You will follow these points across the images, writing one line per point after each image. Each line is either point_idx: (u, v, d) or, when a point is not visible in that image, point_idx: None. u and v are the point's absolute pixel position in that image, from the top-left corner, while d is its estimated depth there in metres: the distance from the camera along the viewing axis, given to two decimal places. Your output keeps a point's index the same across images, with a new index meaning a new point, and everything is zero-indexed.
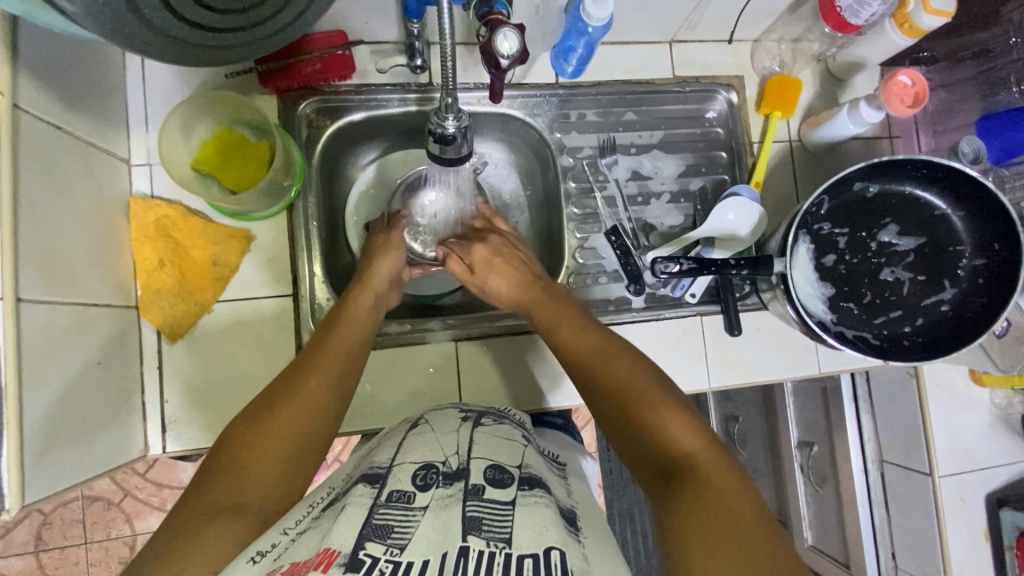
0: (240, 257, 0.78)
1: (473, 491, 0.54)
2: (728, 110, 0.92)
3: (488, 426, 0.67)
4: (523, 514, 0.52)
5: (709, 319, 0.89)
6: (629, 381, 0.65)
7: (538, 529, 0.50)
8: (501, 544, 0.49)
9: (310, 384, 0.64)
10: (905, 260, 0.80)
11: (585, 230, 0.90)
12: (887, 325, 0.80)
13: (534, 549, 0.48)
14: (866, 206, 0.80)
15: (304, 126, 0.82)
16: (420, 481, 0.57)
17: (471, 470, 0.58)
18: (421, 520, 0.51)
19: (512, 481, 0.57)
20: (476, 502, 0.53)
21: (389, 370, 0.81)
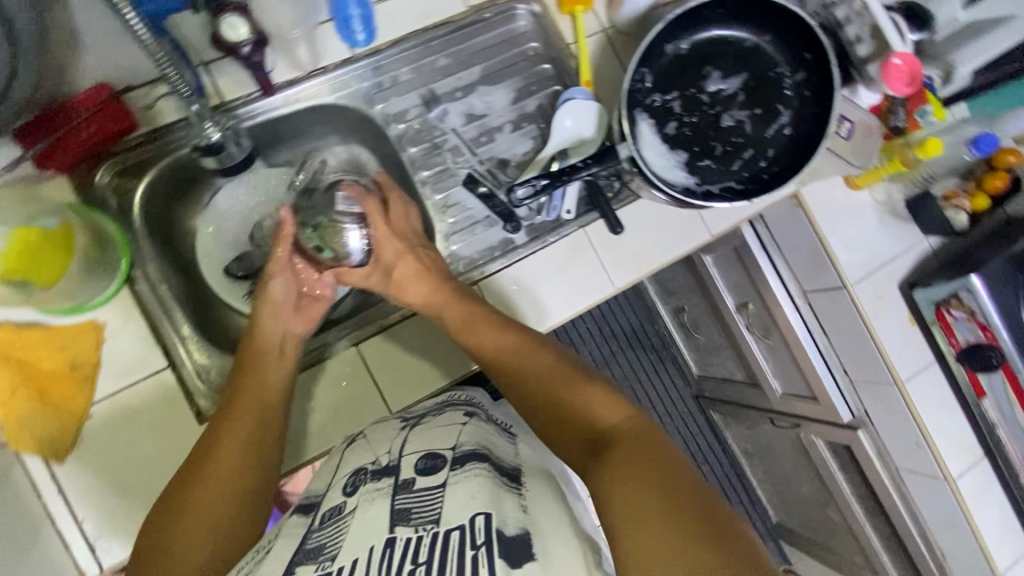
0: (97, 350, 0.73)
1: (403, 486, 0.50)
2: (535, 22, 0.91)
3: (426, 422, 0.63)
4: (455, 488, 0.48)
5: (592, 227, 0.89)
6: (549, 372, 0.62)
7: (468, 497, 0.46)
8: (431, 525, 0.44)
9: (226, 437, 0.63)
10: (738, 99, 0.81)
11: (443, 188, 0.87)
12: (746, 167, 0.82)
13: (461, 520, 0.43)
14: (685, 64, 0.81)
15: (110, 195, 0.76)
16: (350, 487, 0.54)
17: (400, 466, 0.54)
18: (353, 523, 0.47)
19: (445, 462, 0.53)
20: (403, 494, 0.49)
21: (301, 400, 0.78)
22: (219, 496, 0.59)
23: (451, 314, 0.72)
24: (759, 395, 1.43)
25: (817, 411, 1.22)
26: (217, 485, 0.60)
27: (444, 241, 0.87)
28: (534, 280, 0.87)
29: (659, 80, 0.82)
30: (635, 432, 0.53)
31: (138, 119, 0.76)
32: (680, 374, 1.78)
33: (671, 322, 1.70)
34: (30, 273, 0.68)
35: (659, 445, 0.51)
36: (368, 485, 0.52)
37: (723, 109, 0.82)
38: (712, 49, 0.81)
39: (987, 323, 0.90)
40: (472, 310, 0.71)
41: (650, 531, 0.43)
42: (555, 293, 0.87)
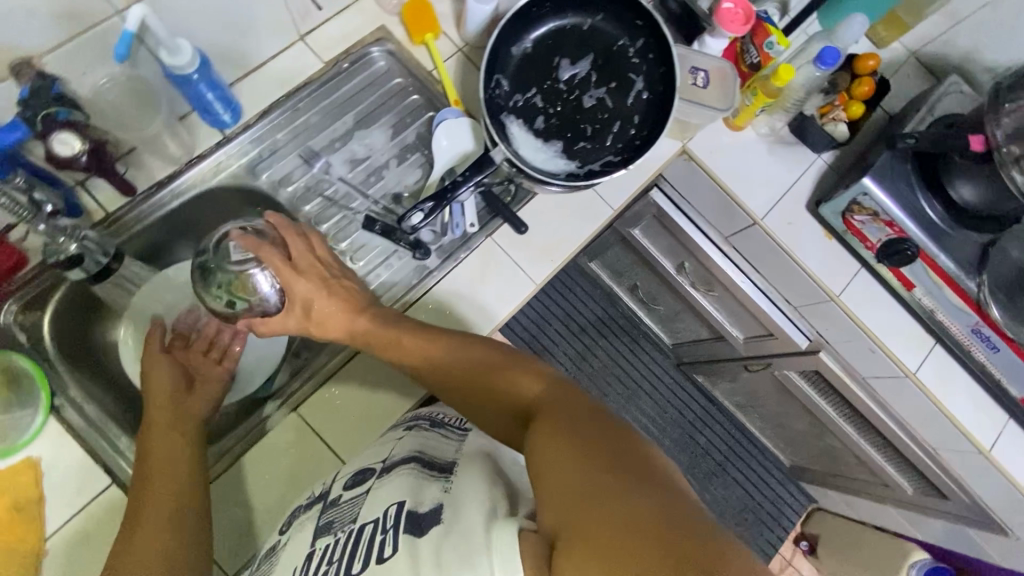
0: (37, 486, 0.72)
1: (331, 502, 0.66)
2: (394, 60, 0.95)
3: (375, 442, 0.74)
4: (371, 492, 0.62)
5: (497, 234, 0.91)
6: (477, 364, 0.69)
7: (381, 496, 0.61)
8: (349, 525, 0.60)
9: (146, 516, 0.65)
10: (593, 79, 0.85)
11: (344, 234, 0.88)
12: (619, 139, 0.85)
13: (374, 515, 0.59)
14: (535, 60, 0.85)
15: (19, 332, 0.77)
16: (287, 522, 0.70)
17: (331, 487, 0.69)
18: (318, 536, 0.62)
19: (369, 473, 0.67)
20: (328, 511, 0.65)
21: (254, 477, 0.78)
22: (159, 528, 0.64)
23: (376, 336, 0.74)
24: (727, 347, 1.45)
25: (777, 346, 1.24)
26: (148, 560, 0.62)
27: None
28: (455, 298, 0.88)
29: (517, 81, 0.85)
30: (558, 400, 0.59)
31: (28, 252, 0.77)
32: (655, 347, 1.81)
33: (630, 300, 1.73)
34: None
35: (579, 406, 0.56)
36: (303, 513, 0.68)
37: (582, 91, 0.85)
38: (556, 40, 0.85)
39: (892, 219, 0.94)
40: (394, 327, 0.74)
41: (579, 469, 0.47)
42: (478, 304, 0.88)
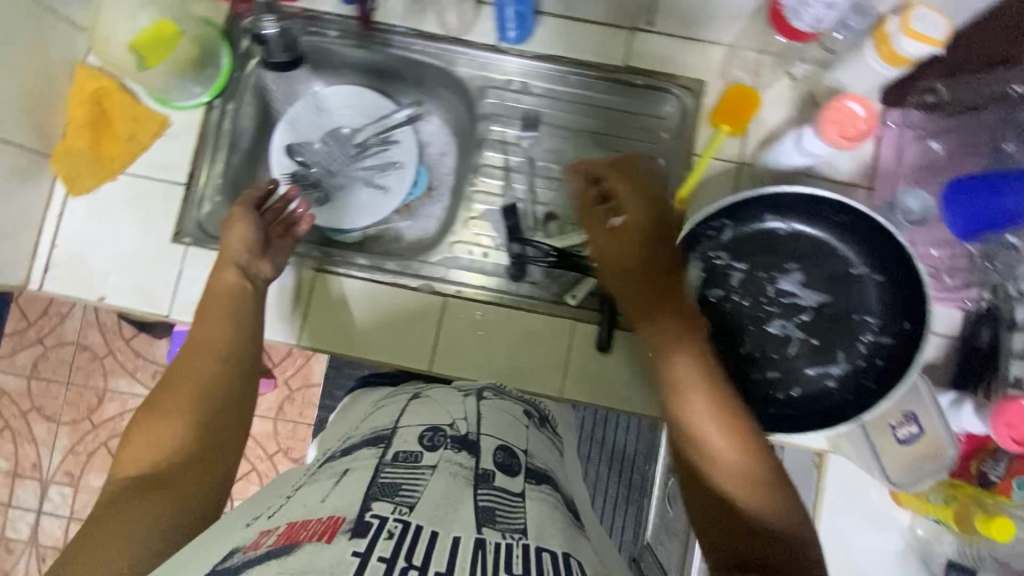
0: (152, 137, 0.84)
1: (483, 477, 0.51)
2: (680, 116, 0.85)
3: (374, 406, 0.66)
4: (532, 508, 0.50)
5: (582, 327, 0.82)
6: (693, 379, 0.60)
7: (547, 523, 0.48)
8: (517, 535, 0.45)
9: (202, 356, 0.67)
10: (801, 317, 0.68)
11: (486, 200, 0.86)
12: (759, 386, 0.68)
13: (551, 545, 0.45)
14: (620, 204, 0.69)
15: (245, 39, 0.87)
16: (500, 459, 0.54)
17: (482, 449, 0.54)
18: (334, 488, 0.48)
19: (521, 470, 0.54)
20: (389, 468, 0.51)
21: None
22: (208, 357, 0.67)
23: (699, 377, 0.60)
24: None
25: None
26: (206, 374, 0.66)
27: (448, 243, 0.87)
28: (491, 332, 0.83)
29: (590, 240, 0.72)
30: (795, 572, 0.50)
31: None
32: None
33: None
34: (155, 58, 0.80)
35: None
36: (448, 450, 0.53)
37: (675, 267, 0.67)
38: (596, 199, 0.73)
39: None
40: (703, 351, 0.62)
41: None
42: (499, 356, 0.82)
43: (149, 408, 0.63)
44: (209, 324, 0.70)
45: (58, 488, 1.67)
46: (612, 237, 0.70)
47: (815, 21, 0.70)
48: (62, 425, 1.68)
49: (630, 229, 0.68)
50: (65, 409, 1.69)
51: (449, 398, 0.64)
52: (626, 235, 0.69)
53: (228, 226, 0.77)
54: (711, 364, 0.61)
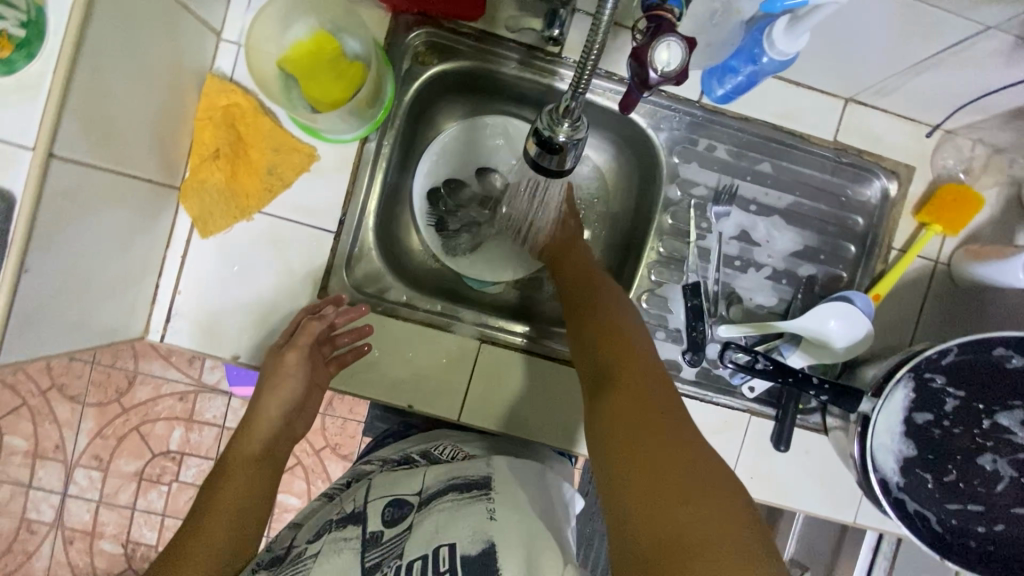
0: (295, 174, 0.72)
1: (371, 541, 0.55)
2: (880, 201, 0.79)
3: (389, 470, 0.66)
4: (443, 520, 0.53)
5: (757, 421, 0.78)
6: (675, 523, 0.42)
7: (423, 532, 0.53)
8: (394, 560, 0.51)
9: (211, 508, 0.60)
10: (1015, 454, 0.67)
11: (663, 274, 0.79)
12: (959, 516, 0.67)
13: (423, 551, 0.50)
14: (642, 390, 0.53)
15: (408, 57, 0.73)
16: (387, 517, 0.57)
17: (369, 514, 0.58)
18: (311, 568, 0.52)
19: (408, 514, 0.57)
20: (373, 550, 0.54)
21: (382, 350, 0.75)
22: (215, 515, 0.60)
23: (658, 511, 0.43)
24: None
25: None
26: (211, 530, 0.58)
27: None
28: None
29: (585, 365, 0.62)
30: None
31: (483, 13, 0.72)
32: None
33: None
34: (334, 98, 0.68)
35: None
36: (335, 530, 0.56)
37: (651, 371, 0.56)
38: (588, 362, 0.61)
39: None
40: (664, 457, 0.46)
41: None
42: None
43: (189, 517, 0.60)
44: (248, 440, 0.66)
45: (85, 472, 1.41)
46: (614, 403, 0.53)
47: None
48: (88, 407, 1.39)
49: (629, 402, 0.52)
50: (90, 391, 1.40)
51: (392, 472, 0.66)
52: (613, 402, 0.53)
53: (261, 387, 0.69)
54: (643, 454, 0.47)
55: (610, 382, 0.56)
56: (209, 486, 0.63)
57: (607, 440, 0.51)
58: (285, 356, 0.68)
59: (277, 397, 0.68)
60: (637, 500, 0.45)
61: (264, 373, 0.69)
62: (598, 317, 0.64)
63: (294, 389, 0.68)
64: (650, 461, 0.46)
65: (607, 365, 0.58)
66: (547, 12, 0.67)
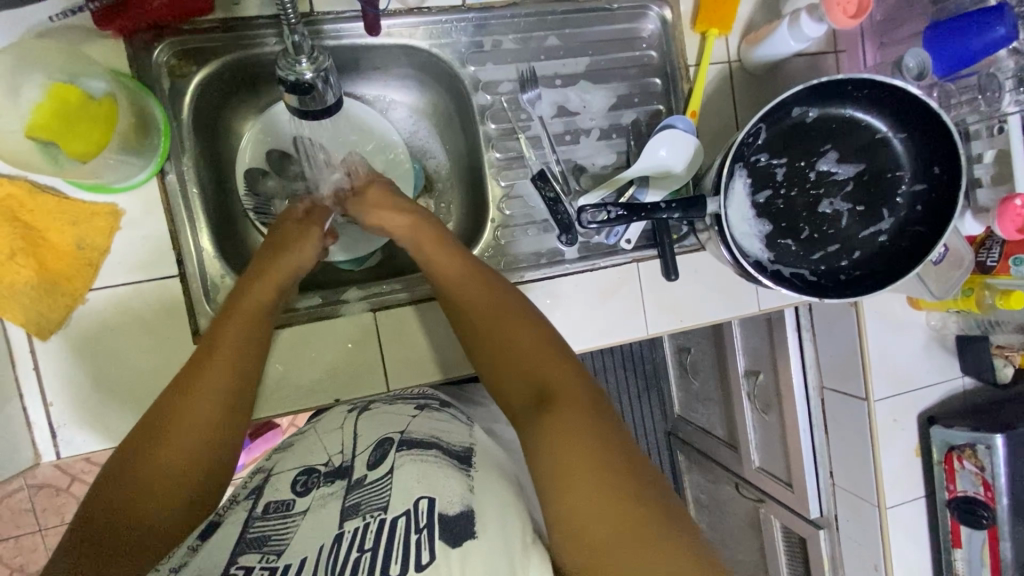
0: (107, 236, 0.68)
1: (355, 485, 0.55)
2: (662, 30, 0.84)
3: (375, 410, 0.67)
4: (420, 468, 0.54)
5: (645, 264, 0.83)
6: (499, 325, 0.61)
7: (408, 479, 0.53)
8: (377, 511, 0.50)
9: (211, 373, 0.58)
10: (844, 190, 0.76)
11: (509, 177, 0.81)
12: (825, 261, 0.76)
13: (405, 505, 0.50)
14: (569, 392, 0.52)
15: (165, 75, 0.69)
16: (373, 460, 0.58)
17: (354, 467, 0.58)
18: (300, 523, 0.51)
19: (391, 449, 0.58)
20: (355, 492, 0.54)
21: (286, 365, 0.74)
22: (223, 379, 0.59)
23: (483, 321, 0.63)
24: (735, 461, 1.38)
25: (786, 496, 1.20)
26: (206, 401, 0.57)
27: (493, 230, 0.81)
28: (568, 302, 0.82)
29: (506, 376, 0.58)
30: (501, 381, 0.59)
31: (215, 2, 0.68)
32: (660, 404, 1.68)
33: (669, 359, 1.59)
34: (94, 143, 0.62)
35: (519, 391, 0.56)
36: (322, 488, 0.56)
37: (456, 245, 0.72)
38: (508, 371, 0.58)
39: (991, 482, 0.89)
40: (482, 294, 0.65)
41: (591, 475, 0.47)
42: (584, 321, 0.82)
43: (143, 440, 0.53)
44: (214, 374, 0.58)
45: None
46: (558, 414, 0.50)
47: None
48: None
49: (562, 406, 0.51)
50: (52, 558, 1.30)
51: (333, 426, 0.67)
52: (554, 417, 0.50)
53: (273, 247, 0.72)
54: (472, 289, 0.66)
55: (548, 395, 0.52)
56: (171, 398, 0.56)
57: (552, 450, 0.48)
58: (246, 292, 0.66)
59: (234, 344, 0.62)
60: (583, 507, 0.45)
61: (229, 302, 0.66)
62: (500, 320, 0.61)
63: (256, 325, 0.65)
64: (583, 461, 0.47)
65: (540, 377, 0.55)
66: None
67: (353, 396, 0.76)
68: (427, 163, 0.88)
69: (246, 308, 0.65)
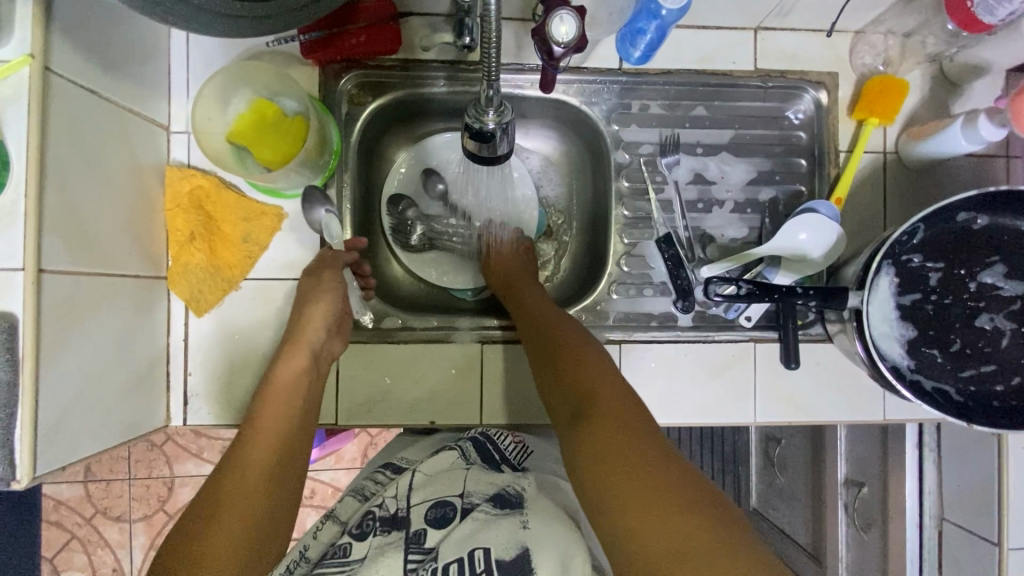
0: (269, 236, 0.76)
1: (413, 539, 0.55)
2: (816, 112, 0.82)
3: (433, 461, 0.67)
4: (461, 531, 0.54)
5: (763, 346, 0.80)
6: (542, 330, 0.70)
7: (456, 546, 0.53)
8: (433, 565, 0.52)
9: (277, 393, 0.64)
10: (1008, 307, 0.69)
11: (634, 235, 0.82)
12: (976, 380, 0.69)
13: (459, 556, 0.52)
14: (602, 387, 0.61)
15: (345, 102, 0.78)
16: (430, 517, 0.58)
17: (409, 520, 0.58)
18: (359, 567, 0.53)
19: (455, 515, 0.57)
20: (415, 556, 0.53)
21: (394, 379, 0.77)
22: (288, 404, 0.64)
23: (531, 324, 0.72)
24: None
25: None
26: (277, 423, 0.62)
27: (609, 285, 0.81)
28: (674, 369, 0.79)
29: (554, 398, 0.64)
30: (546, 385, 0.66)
31: (402, 44, 0.76)
32: (735, 490, 1.57)
33: (754, 447, 1.48)
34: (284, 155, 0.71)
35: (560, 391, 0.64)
36: (377, 536, 0.57)
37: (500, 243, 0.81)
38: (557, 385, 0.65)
39: None
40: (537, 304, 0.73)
41: (620, 457, 0.53)
42: (689, 393, 0.79)
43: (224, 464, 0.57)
44: (287, 374, 0.66)
45: None
46: (599, 438, 0.55)
47: (1009, 15, 0.67)
48: (135, 523, 1.39)
49: (606, 412, 0.58)
50: (133, 507, 1.40)
51: (393, 479, 0.68)
52: (593, 434, 0.56)
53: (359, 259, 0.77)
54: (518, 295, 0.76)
55: (592, 414, 0.58)
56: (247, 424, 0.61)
57: (602, 487, 0.52)
58: (300, 344, 0.68)
59: (303, 364, 0.67)
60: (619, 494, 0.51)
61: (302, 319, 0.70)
62: (540, 329, 0.70)
63: (311, 370, 0.68)
64: (627, 451, 0.53)
65: (588, 395, 0.61)
66: (456, 23, 0.69)
67: (447, 421, 0.78)
68: (551, 210, 0.90)
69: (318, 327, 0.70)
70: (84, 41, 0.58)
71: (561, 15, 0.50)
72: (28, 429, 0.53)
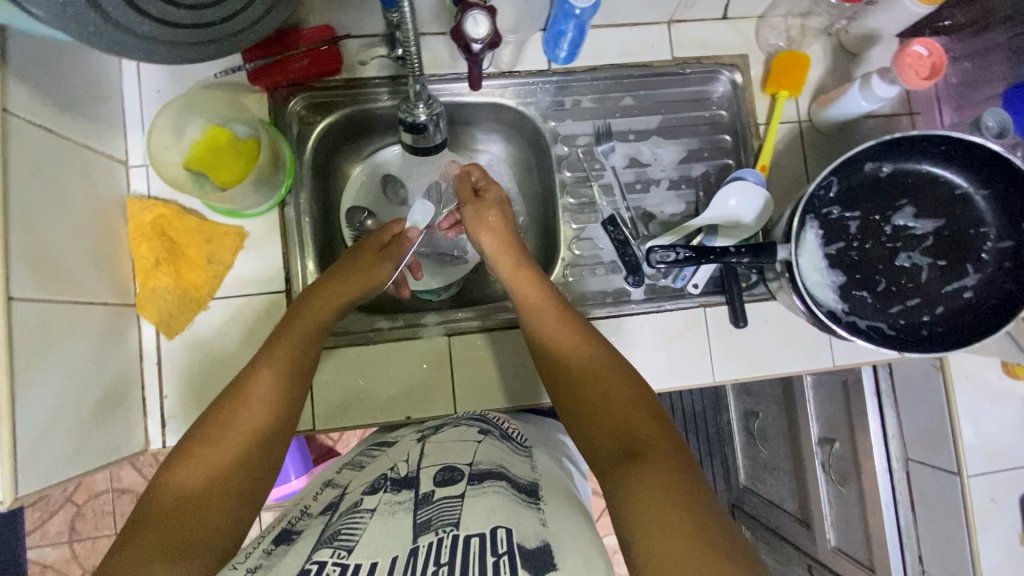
0: (233, 254, 0.79)
1: (423, 499, 0.56)
2: (733, 91, 0.89)
3: (439, 437, 0.70)
4: (473, 500, 0.55)
5: (712, 310, 0.85)
6: (582, 362, 0.67)
7: (474, 509, 0.53)
8: (449, 526, 0.51)
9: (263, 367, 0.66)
10: (923, 244, 0.75)
11: (581, 220, 0.87)
12: (905, 315, 0.75)
13: (480, 529, 0.50)
14: (646, 426, 0.59)
15: (295, 123, 0.82)
16: (442, 478, 0.60)
17: (420, 479, 0.60)
18: (368, 522, 0.53)
19: (463, 477, 0.59)
20: (424, 509, 0.54)
21: (368, 379, 0.80)
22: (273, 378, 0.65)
23: (567, 357, 0.69)
24: (808, 539, 1.26)
25: None
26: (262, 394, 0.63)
27: (563, 269, 0.86)
28: (633, 340, 0.83)
29: (591, 431, 0.62)
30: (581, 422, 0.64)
31: (343, 65, 0.82)
32: (724, 470, 1.59)
33: (736, 424, 1.52)
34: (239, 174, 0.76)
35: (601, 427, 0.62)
36: (389, 494, 0.58)
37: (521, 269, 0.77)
38: (596, 417, 0.62)
39: None
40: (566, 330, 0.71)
41: (665, 495, 0.51)
42: (650, 361, 0.83)
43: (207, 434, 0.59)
44: (278, 350, 0.67)
45: None
46: (642, 476, 0.53)
47: None
48: None
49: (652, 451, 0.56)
50: None
51: (401, 451, 0.70)
52: (639, 474, 0.54)
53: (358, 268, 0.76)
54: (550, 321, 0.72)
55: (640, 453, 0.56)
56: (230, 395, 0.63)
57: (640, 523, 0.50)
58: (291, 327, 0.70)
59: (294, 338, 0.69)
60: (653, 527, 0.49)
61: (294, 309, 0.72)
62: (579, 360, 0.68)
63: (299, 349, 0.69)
64: (664, 488, 0.52)
65: (631, 434, 0.59)
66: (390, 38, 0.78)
67: (422, 414, 0.80)
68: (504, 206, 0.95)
69: (306, 318, 0.71)
70: (39, 84, 0.62)
71: (475, 12, 0.56)
72: (6, 450, 0.54)
